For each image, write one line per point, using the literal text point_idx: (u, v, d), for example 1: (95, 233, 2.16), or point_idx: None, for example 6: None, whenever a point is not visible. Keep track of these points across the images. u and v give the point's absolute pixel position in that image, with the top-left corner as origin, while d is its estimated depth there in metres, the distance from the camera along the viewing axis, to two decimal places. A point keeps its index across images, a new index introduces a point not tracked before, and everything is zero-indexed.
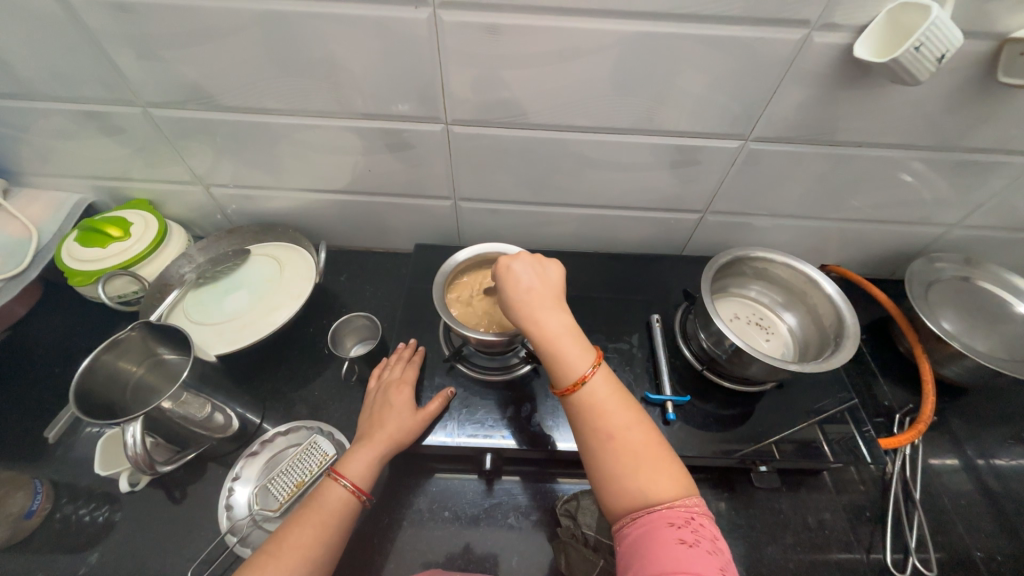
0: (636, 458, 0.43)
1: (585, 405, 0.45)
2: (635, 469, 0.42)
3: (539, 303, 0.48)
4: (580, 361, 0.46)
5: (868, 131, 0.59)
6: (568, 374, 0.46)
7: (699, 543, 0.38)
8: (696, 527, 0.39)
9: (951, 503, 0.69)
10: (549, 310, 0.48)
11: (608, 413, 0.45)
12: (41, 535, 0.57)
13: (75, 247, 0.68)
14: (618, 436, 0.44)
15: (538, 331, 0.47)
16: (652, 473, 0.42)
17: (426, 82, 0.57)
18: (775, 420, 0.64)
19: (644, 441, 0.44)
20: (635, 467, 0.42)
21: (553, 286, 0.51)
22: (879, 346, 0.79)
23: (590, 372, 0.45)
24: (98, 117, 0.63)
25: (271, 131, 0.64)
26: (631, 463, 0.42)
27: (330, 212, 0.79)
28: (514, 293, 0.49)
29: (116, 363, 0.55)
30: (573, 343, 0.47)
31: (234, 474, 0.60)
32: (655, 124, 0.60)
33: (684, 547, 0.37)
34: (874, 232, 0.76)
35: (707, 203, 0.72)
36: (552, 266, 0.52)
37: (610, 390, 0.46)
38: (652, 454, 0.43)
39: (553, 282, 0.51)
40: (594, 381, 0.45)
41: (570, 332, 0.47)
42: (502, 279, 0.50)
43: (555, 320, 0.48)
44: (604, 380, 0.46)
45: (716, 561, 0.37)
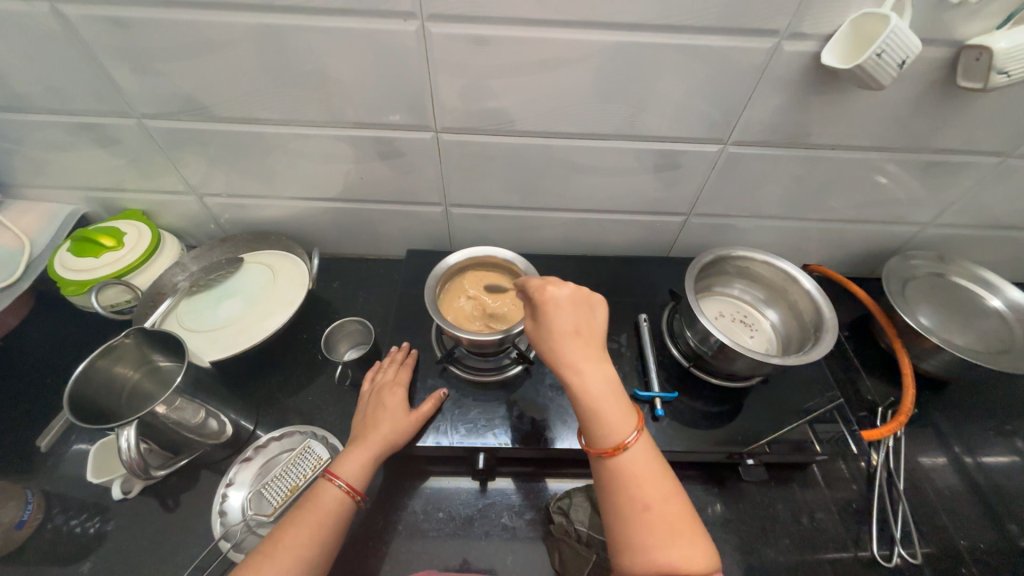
0: (669, 525, 0.42)
1: (618, 463, 0.44)
2: (664, 535, 0.41)
3: (584, 353, 0.46)
4: (621, 422, 0.45)
5: (840, 134, 0.62)
6: (607, 432, 0.45)
7: None
8: None
9: (936, 494, 0.70)
10: (592, 365, 0.46)
11: (643, 481, 0.44)
12: (32, 546, 0.57)
13: (68, 257, 0.68)
14: (650, 498, 0.43)
15: (581, 386, 0.45)
16: (681, 541, 0.41)
17: (415, 91, 0.59)
18: (762, 415, 0.65)
19: (675, 507, 0.43)
20: (664, 533, 0.42)
21: (597, 335, 0.48)
22: (861, 342, 0.81)
23: (629, 434, 0.44)
24: (93, 129, 0.64)
25: (265, 141, 0.65)
26: (662, 529, 0.42)
27: (323, 220, 0.80)
28: (559, 338, 0.46)
29: (111, 369, 0.56)
30: (614, 399, 0.45)
31: (227, 480, 0.60)
32: (637, 130, 0.62)
33: None
34: (852, 231, 0.79)
35: (691, 205, 0.75)
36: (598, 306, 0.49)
37: (645, 455, 0.45)
38: (681, 522, 0.42)
39: (597, 327, 0.48)
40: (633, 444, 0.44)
41: (613, 391, 0.45)
42: (547, 323, 0.47)
43: (597, 373, 0.45)
44: (641, 445, 0.45)
45: None
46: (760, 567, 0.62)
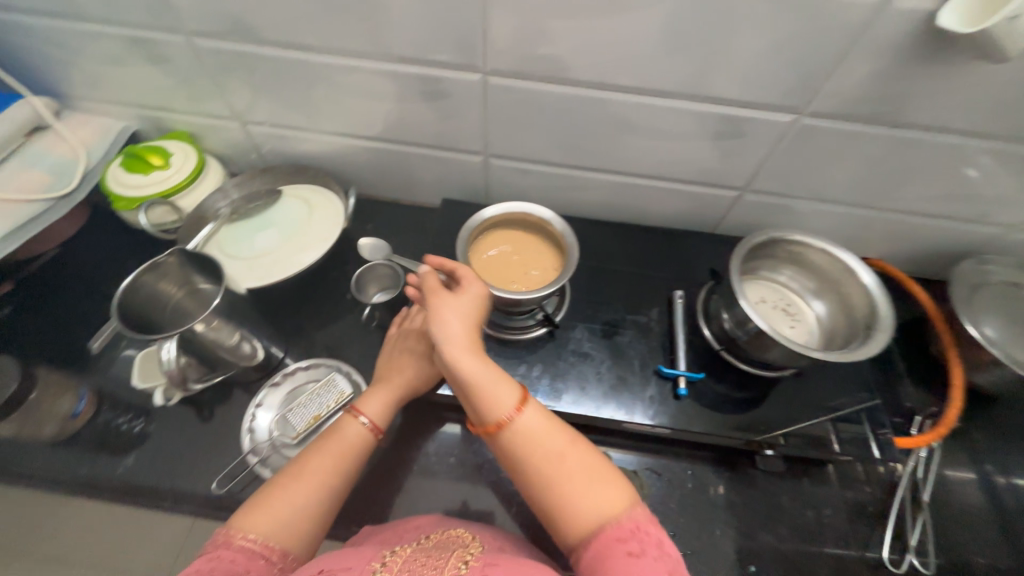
0: (575, 478, 0.43)
1: (512, 439, 0.45)
2: (577, 488, 0.43)
3: (465, 340, 0.48)
4: (504, 395, 0.46)
5: (936, 113, 0.54)
6: (492, 410, 0.46)
7: (646, 551, 0.39)
8: (642, 536, 0.40)
9: (959, 511, 0.67)
10: (469, 355, 0.47)
11: (540, 445, 0.45)
12: (86, 435, 0.62)
13: (120, 173, 0.70)
14: (552, 467, 0.44)
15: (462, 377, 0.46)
16: (593, 491, 0.43)
17: (467, 27, 0.55)
18: (788, 408, 0.63)
19: (580, 459, 0.45)
20: (575, 488, 0.43)
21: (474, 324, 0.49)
22: (910, 347, 0.76)
23: (514, 407, 0.46)
24: (144, 43, 0.64)
25: (310, 71, 0.64)
26: (571, 485, 0.43)
27: (361, 159, 0.79)
28: (438, 331, 0.48)
29: (156, 285, 0.58)
30: (497, 378, 0.47)
31: (257, 401, 0.64)
32: (702, 90, 0.57)
33: (633, 558, 0.39)
34: (924, 226, 0.72)
35: (748, 180, 0.69)
36: (475, 286, 0.51)
37: (539, 418, 0.47)
38: (589, 471, 0.44)
39: (475, 309, 0.50)
40: (521, 416, 0.46)
41: (495, 370, 0.47)
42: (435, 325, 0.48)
43: (475, 355, 0.47)
44: (533, 412, 0.46)
45: (665, 565, 0.39)
46: (760, 554, 0.62)
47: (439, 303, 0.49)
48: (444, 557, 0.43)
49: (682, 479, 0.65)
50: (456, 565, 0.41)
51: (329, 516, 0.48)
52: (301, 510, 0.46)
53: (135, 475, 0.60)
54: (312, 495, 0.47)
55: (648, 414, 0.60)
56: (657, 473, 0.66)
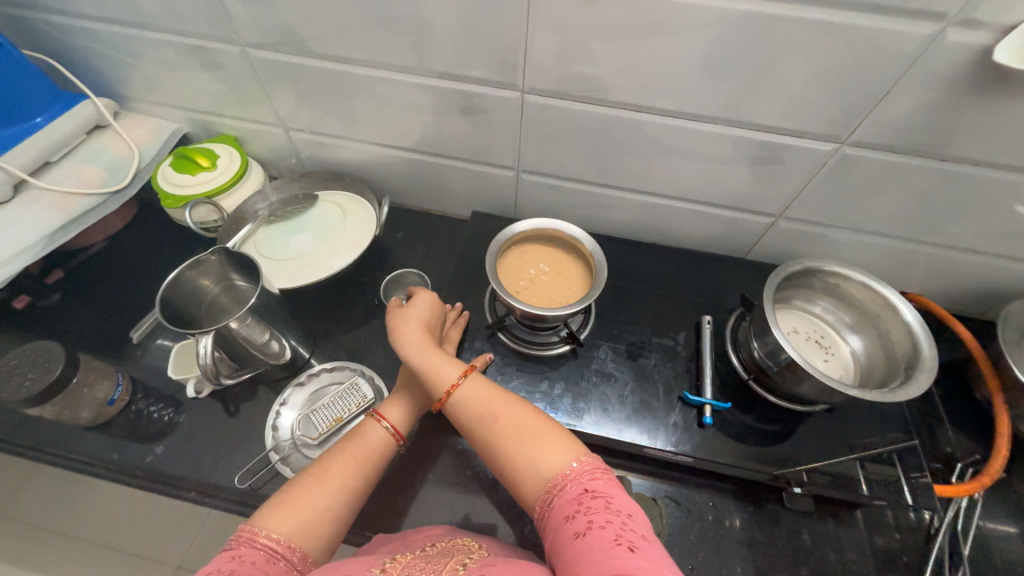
0: (517, 438, 0.47)
1: (462, 410, 0.51)
2: (521, 450, 0.46)
3: (412, 337, 0.56)
4: (447, 374, 0.53)
5: (988, 148, 0.53)
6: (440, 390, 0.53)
7: (592, 521, 0.39)
8: (584, 499, 0.41)
9: (1004, 570, 0.63)
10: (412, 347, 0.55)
11: (483, 413, 0.50)
12: (119, 422, 0.65)
13: (169, 172, 0.74)
14: (499, 434, 0.48)
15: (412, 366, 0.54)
16: (533, 450, 0.46)
17: (509, 47, 0.56)
18: (819, 445, 0.60)
19: (522, 421, 0.48)
20: (518, 447, 0.46)
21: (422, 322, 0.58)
22: (952, 390, 0.72)
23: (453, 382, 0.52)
24: (202, 52, 0.67)
25: (354, 83, 0.66)
26: (514, 446, 0.47)
27: (395, 168, 0.81)
28: (394, 337, 0.57)
29: (196, 281, 0.60)
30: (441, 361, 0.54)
31: (282, 399, 0.65)
32: (741, 115, 0.56)
33: (574, 519, 0.40)
34: (970, 263, 0.69)
35: (784, 207, 0.68)
36: (423, 295, 0.60)
37: (482, 390, 0.52)
38: (530, 431, 0.47)
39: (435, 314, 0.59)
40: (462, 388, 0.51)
41: (437, 355, 0.54)
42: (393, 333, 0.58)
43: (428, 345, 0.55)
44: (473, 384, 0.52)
45: (609, 528, 0.38)
46: None
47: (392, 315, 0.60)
48: (443, 561, 0.43)
49: (702, 510, 0.63)
50: (454, 568, 0.41)
51: (349, 518, 0.48)
52: (323, 510, 0.46)
53: (161, 464, 0.62)
54: (334, 496, 0.47)
55: (671, 440, 0.59)
56: (676, 502, 0.64)
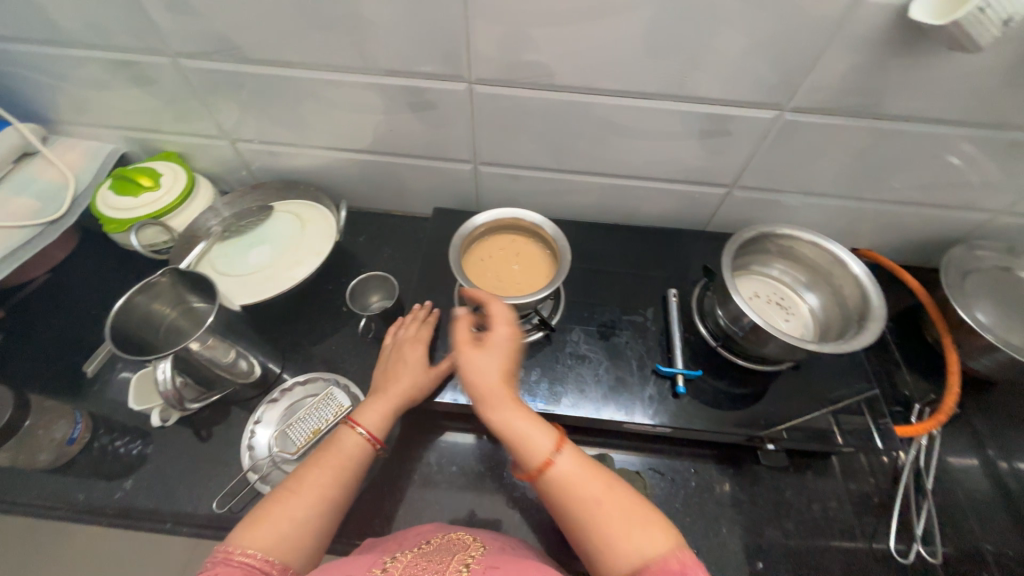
0: (615, 521, 0.42)
1: (554, 487, 0.45)
2: (619, 532, 0.41)
3: (497, 387, 0.48)
4: (538, 439, 0.46)
5: (915, 104, 0.55)
6: (528, 455, 0.46)
7: None
8: None
9: (964, 497, 0.67)
10: (500, 402, 0.48)
11: (579, 487, 0.45)
12: (82, 461, 0.62)
13: (109, 195, 0.70)
14: (595, 512, 0.43)
15: (493, 421, 0.47)
16: (634, 532, 0.41)
17: (451, 38, 0.55)
18: (788, 402, 0.63)
19: (620, 503, 0.43)
20: (615, 531, 0.42)
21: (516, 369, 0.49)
22: (906, 336, 0.76)
23: (550, 449, 0.46)
24: (130, 66, 0.64)
25: (297, 88, 0.64)
26: (610, 527, 0.42)
27: (351, 172, 0.79)
28: (467, 380, 0.48)
29: (149, 305, 0.58)
30: (532, 421, 0.48)
31: (255, 418, 0.63)
32: (685, 90, 0.58)
33: None
34: (911, 215, 0.73)
35: (736, 177, 0.70)
36: (502, 330, 0.50)
37: (577, 463, 0.46)
38: (630, 513, 0.43)
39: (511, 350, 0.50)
40: (556, 459, 0.46)
41: (523, 413, 0.48)
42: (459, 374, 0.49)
43: (509, 405, 0.48)
44: (568, 455, 0.46)
45: None
46: (768, 550, 0.62)
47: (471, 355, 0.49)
48: (446, 560, 0.43)
49: (685, 478, 0.65)
50: (457, 568, 0.41)
51: (330, 527, 0.48)
52: (302, 521, 0.45)
53: (133, 499, 0.59)
54: (312, 507, 0.46)
55: (648, 413, 0.60)
56: (659, 472, 0.66)
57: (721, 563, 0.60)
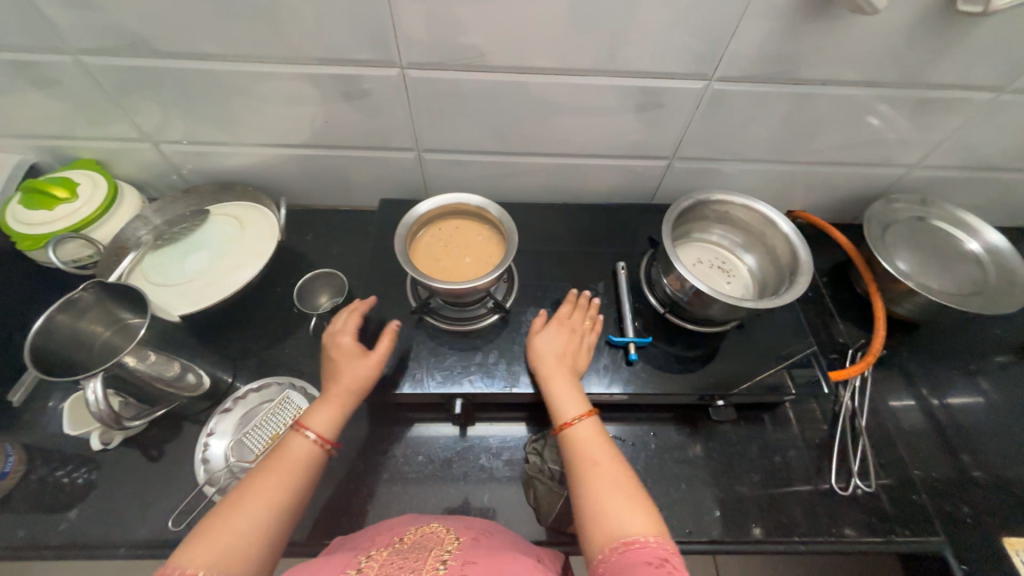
0: (614, 493, 0.45)
1: (572, 446, 0.51)
2: (610, 499, 0.45)
3: (557, 359, 0.58)
4: (572, 405, 0.54)
5: (829, 67, 0.58)
6: (559, 413, 0.54)
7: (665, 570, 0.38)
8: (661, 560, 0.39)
9: (896, 430, 0.73)
10: (553, 369, 0.57)
11: (590, 451, 0.50)
12: (17, 496, 0.58)
13: (19, 209, 0.65)
14: (593, 473, 0.48)
15: (544, 381, 0.57)
16: (623, 502, 0.45)
17: (376, 21, 0.54)
18: (735, 359, 0.66)
19: (616, 476, 0.47)
20: (607, 495, 0.45)
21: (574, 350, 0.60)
22: (838, 288, 0.82)
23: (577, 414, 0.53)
24: (27, 67, 0.59)
25: (219, 81, 0.61)
26: (607, 498, 0.45)
27: (290, 168, 0.76)
28: (534, 349, 0.60)
29: (73, 323, 0.54)
30: (572, 391, 0.56)
31: (208, 430, 0.61)
32: (617, 64, 0.58)
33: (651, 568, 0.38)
34: (837, 175, 0.77)
35: (674, 148, 0.72)
36: (577, 312, 0.64)
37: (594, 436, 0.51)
38: (626, 493, 0.45)
39: (575, 335, 0.61)
40: (579, 425, 0.52)
41: (568, 383, 0.56)
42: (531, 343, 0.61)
43: (560, 375, 0.57)
44: (589, 427, 0.52)
45: None
46: (726, 499, 0.65)
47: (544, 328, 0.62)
48: (421, 557, 0.42)
49: (646, 441, 0.68)
50: (434, 566, 0.41)
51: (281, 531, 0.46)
52: (248, 533, 0.43)
53: (79, 529, 0.56)
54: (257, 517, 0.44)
55: (605, 383, 0.62)
56: (621, 439, 0.68)
57: (683, 517, 0.63)
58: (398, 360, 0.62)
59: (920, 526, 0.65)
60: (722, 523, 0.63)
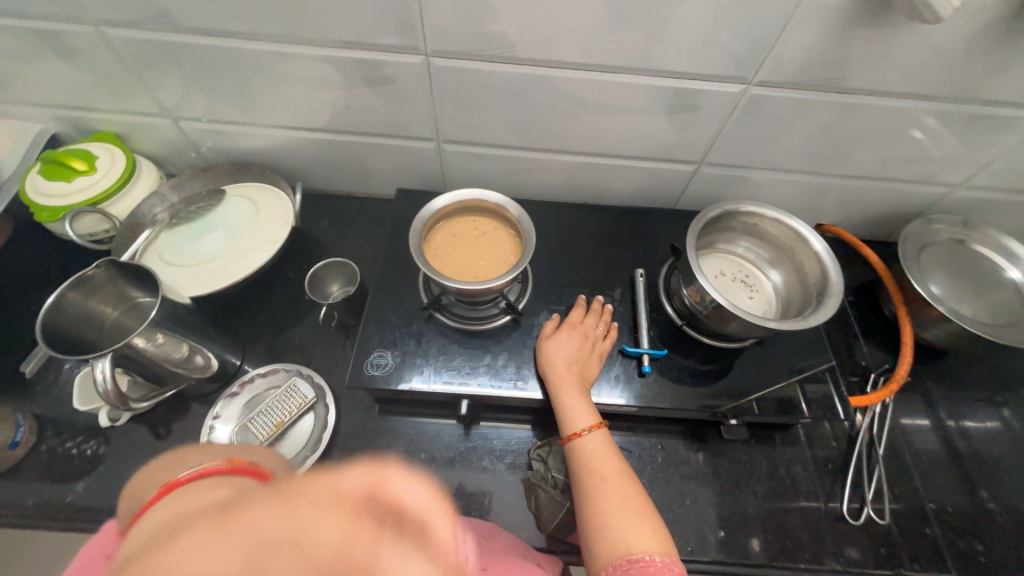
0: (620, 508, 0.45)
1: (579, 456, 0.50)
2: (618, 516, 0.44)
3: (567, 367, 0.57)
4: (581, 415, 0.53)
5: (879, 77, 0.55)
6: (568, 422, 0.53)
7: None
8: None
9: (914, 460, 0.71)
10: (562, 376, 0.56)
11: (598, 464, 0.49)
12: (29, 465, 0.59)
13: (38, 179, 0.65)
14: (601, 487, 0.47)
15: (553, 389, 0.56)
16: (631, 520, 0.44)
17: (403, 5, 0.51)
18: (752, 377, 0.64)
19: (624, 492, 0.46)
20: (614, 512, 0.45)
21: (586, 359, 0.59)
22: (864, 308, 0.79)
23: (586, 425, 0.52)
24: (50, 36, 0.58)
25: (239, 60, 0.59)
26: (613, 512, 0.44)
27: (308, 152, 0.75)
28: (544, 355, 0.58)
29: (85, 302, 0.54)
30: (581, 401, 0.54)
31: (214, 413, 0.61)
32: (652, 63, 0.55)
33: None
34: (874, 190, 0.73)
35: (704, 153, 0.69)
36: (590, 320, 0.62)
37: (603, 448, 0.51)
38: (633, 508, 0.45)
39: (587, 344, 0.60)
40: (588, 437, 0.51)
41: (578, 392, 0.55)
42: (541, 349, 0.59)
43: (569, 384, 0.56)
44: (599, 439, 0.51)
45: None
46: (731, 518, 0.64)
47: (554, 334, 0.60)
48: None
49: (652, 454, 0.67)
50: None
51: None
52: None
53: (86, 502, 0.57)
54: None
55: (615, 393, 0.61)
56: (627, 450, 0.67)
57: (685, 533, 0.62)
58: (406, 357, 0.61)
59: (930, 560, 0.63)
60: (725, 542, 0.62)
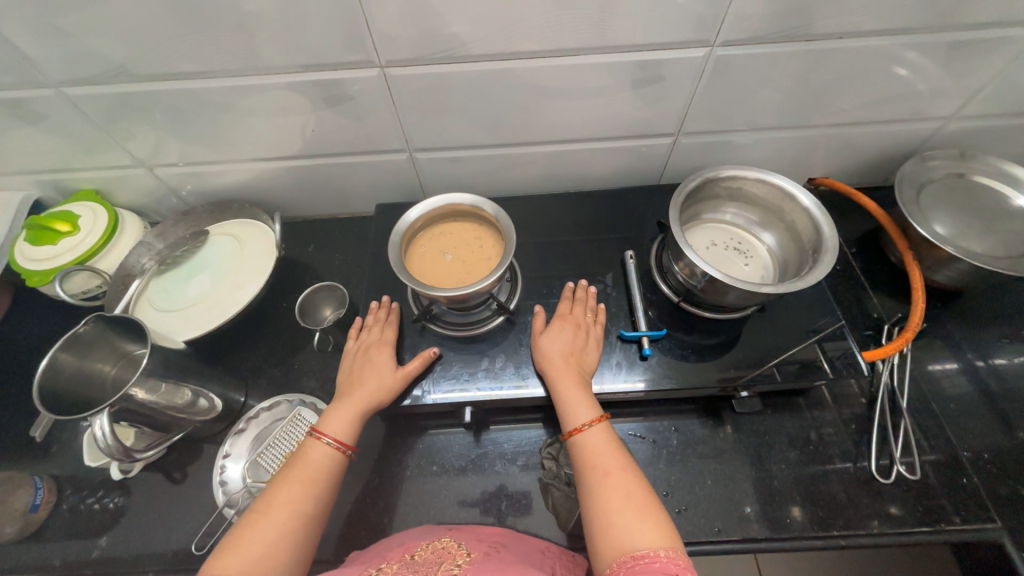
0: (622, 504, 0.43)
1: (581, 453, 0.49)
2: (621, 510, 0.43)
3: (563, 361, 0.56)
4: (581, 410, 0.52)
5: (848, 17, 0.52)
6: (569, 417, 0.52)
7: None
8: None
9: (941, 407, 0.68)
10: (560, 371, 0.55)
11: (599, 458, 0.48)
12: (52, 526, 0.60)
13: (27, 247, 0.66)
14: (602, 482, 0.46)
15: (552, 385, 0.55)
16: (634, 516, 0.42)
17: (349, 18, 0.50)
18: (759, 344, 0.62)
19: (627, 486, 0.45)
20: (616, 507, 0.43)
21: (581, 351, 0.58)
22: (868, 259, 0.76)
23: (587, 418, 0.51)
24: (13, 104, 0.58)
25: (198, 99, 0.59)
26: (616, 509, 0.43)
27: (284, 181, 0.75)
28: (540, 351, 0.57)
29: (80, 360, 0.55)
30: (581, 394, 0.53)
31: (224, 452, 0.61)
32: (609, 39, 0.54)
33: None
34: (862, 135, 0.71)
35: (680, 123, 0.67)
36: (579, 309, 0.62)
37: (605, 441, 0.49)
38: (636, 502, 0.43)
39: (581, 335, 0.59)
40: (588, 430, 0.50)
41: (577, 385, 0.54)
42: (536, 346, 0.58)
43: (567, 378, 0.55)
44: (600, 432, 0.50)
45: None
46: (756, 492, 0.62)
47: (547, 330, 0.59)
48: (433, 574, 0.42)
49: (667, 436, 0.65)
50: None
51: (314, 533, 0.46)
52: (273, 542, 0.43)
53: (111, 555, 0.58)
54: (285, 523, 0.44)
55: (619, 379, 0.59)
56: (641, 436, 0.65)
57: (710, 514, 0.60)
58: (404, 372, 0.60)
59: (972, 511, 0.60)
60: (754, 519, 0.60)
